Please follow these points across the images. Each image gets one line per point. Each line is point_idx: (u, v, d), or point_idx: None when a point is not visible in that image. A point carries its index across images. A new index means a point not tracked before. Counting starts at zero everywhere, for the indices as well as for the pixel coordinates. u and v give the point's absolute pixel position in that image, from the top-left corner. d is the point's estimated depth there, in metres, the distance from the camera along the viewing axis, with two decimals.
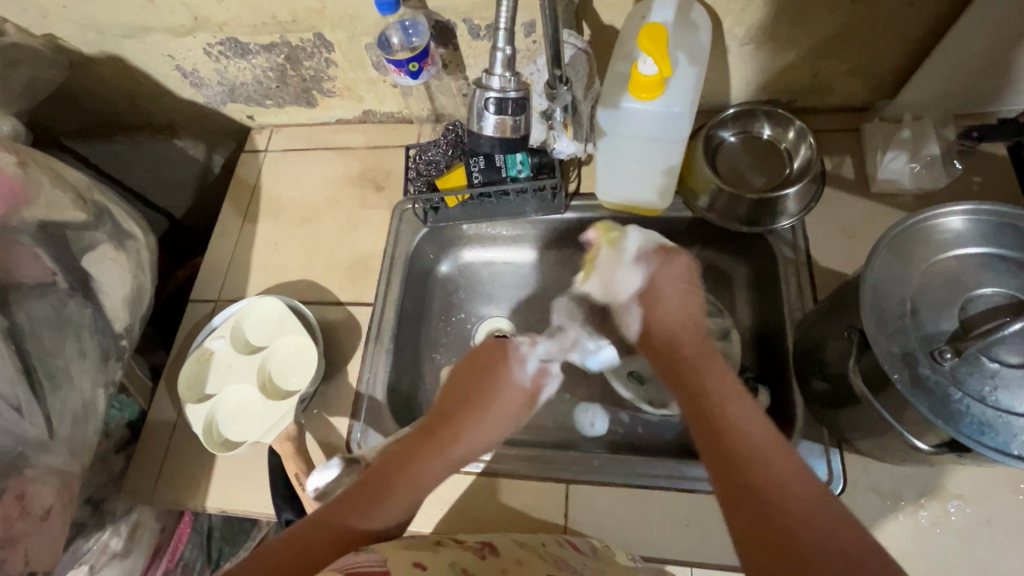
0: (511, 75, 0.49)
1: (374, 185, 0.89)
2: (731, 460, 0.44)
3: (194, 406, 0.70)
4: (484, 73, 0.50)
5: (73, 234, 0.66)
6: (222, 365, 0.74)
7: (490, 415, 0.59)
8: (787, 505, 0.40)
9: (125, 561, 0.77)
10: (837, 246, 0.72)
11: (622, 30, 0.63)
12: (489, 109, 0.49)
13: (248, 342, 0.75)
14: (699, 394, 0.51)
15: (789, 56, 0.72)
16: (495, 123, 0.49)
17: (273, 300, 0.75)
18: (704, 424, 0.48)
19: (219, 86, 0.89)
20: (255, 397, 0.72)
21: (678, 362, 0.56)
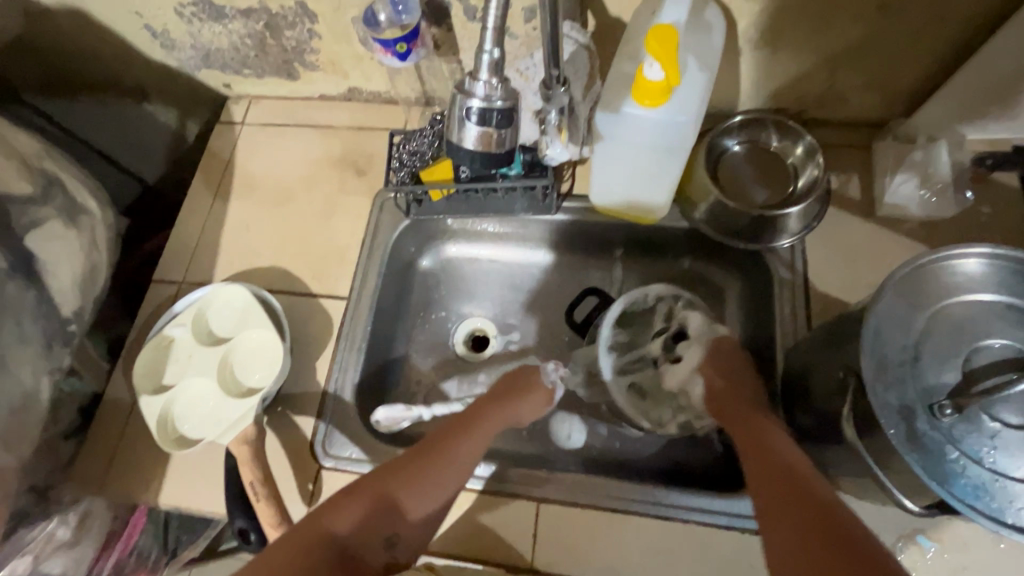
0: (498, 81, 0.44)
1: (356, 168, 0.83)
2: (797, 478, 0.50)
3: (149, 397, 0.66)
4: (467, 75, 0.45)
5: (17, 208, 0.61)
6: (182, 354, 0.69)
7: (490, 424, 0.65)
8: (838, 530, 0.45)
9: (73, 550, 0.74)
10: (837, 270, 0.68)
11: (629, 26, 0.58)
12: (472, 119, 0.45)
13: (211, 331, 0.71)
14: (755, 427, 0.57)
15: (803, 64, 0.68)
16: (477, 135, 0.46)
17: (240, 288, 0.70)
18: (753, 449, 0.55)
19: (193, 51, 0.83)
20: (216, 391, 0.68)
21: (739, 394, 0.62)
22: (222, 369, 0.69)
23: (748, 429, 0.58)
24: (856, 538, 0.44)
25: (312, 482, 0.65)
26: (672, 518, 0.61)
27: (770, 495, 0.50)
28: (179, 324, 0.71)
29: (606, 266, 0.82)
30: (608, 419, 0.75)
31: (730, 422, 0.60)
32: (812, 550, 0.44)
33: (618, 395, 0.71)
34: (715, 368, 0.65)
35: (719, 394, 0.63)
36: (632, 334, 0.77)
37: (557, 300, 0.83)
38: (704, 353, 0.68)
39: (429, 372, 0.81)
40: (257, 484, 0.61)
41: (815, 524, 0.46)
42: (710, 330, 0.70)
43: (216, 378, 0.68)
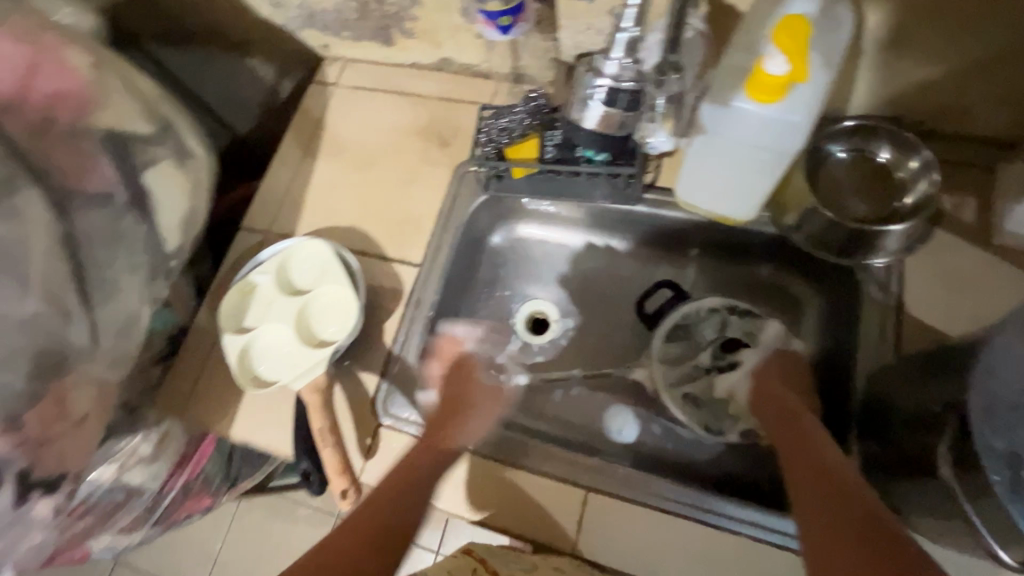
0: (631, 62, 0.46)
1: (440, 139, 0.84)
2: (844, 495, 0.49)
3: (232, 336, 0.71)
4: (602, 54, 0.48)
5: (137, 146, 0.65)
6: (262, 301, 0.74)
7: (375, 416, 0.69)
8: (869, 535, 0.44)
9: (151, 466, 0.80)
10: (937, 298, 0.63)
11: (748, 15, 0.55)
12: (597, 98, 0.50)
13: (290, 282, 0.74)
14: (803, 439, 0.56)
15: (932, 71, 0.62)
16: (599, 114, 0.48)
17: (323, 244, 0.73)
18: (798, 457, 0.54)
19: (298, 10, 0.86)
20: (292, 339, 0.71)
21: (791, 407, 0.60)
22: (298, 319, 0.72)
23: (796, 443, 0.56)
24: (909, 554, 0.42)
25: (371, 436, 0.69)
26: (722, 528, 0.59)
27: (810, 506, 0.49)
28: (263, 272, 0.75)
29: (679, 263, 0.80)
30: (663, 417, 0.73)
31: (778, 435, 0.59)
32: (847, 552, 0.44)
33: (670, 402, 0.70)
34: (768, 385, 0.65)
35: (770, 409, 0.62)
36: (684, 348, 0.74)
37: (623, 293, 0.81)
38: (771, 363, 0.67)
39: (488, 346, 0.82)
40: (327, 433, 0.65)
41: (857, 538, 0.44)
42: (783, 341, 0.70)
43: (293, 327, 0.72)
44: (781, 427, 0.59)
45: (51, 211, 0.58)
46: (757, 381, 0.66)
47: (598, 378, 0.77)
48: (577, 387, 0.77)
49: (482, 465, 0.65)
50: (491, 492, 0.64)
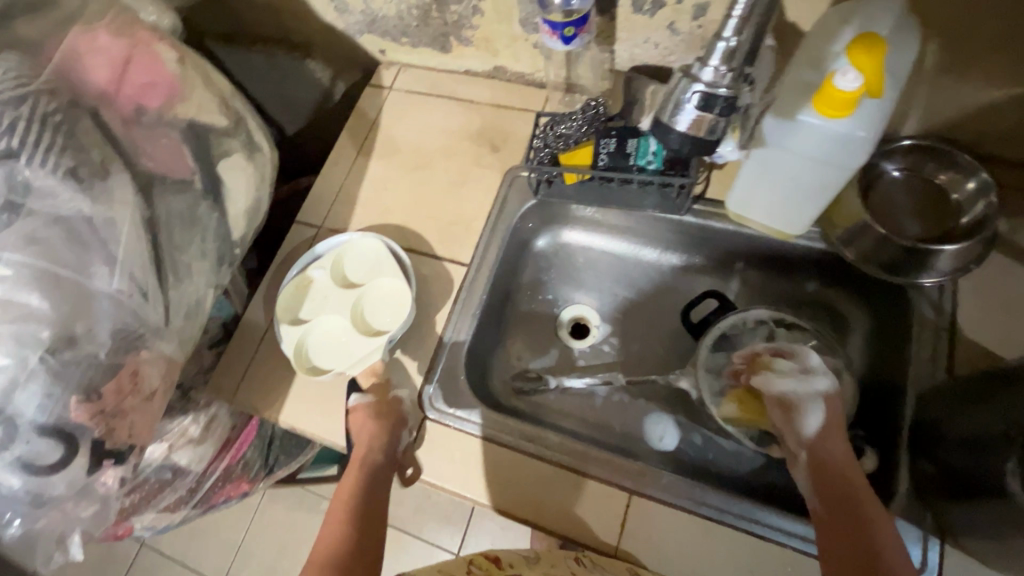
0: (729, 69, 0.44)
1: (491, 144, 0.86)
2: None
3: (291, 327, 0.73)
4: (697, 60, 0.45)
5: (214, 138, 0.69)
6: (318, 293, 0.76)
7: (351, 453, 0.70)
8: None
9: (199, 448, 0.83)
10: (992, 320, 0.63)
11: (814, 31, 0.57)
12: (693, 102, 0.46)
13: (344, 275, 0.77)
14: (870, 556, 0.50)
15: (995, 94, 0.63)
16: (691, 119, 0.47)
17: (375, 237, 0.76)
18: (839, 509, 0.54)
19: (361, 16, 0.89)
20: (349, 330, 0.74)
21: (861, 505, 0.53)
22: (354, 311, 0.74)
23: (857, 557, 0.50)
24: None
25: (416, 428, 0.70)
26: (768, 539, 0.60)
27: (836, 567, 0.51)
28: (317, 265, 0.77)
29: (723, 275, 0.81)
30: (704, 426, 0.73)
31: (842, 542, 0.52)
32: None
33: (714, 408, 0.70)
34: (829, 464, 0.57)
35: (833, 491, 0.55)
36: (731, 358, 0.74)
37: (667, 302, 0.82)
38: (823, 416, 0.60)
39: (530, 348, 0.83)
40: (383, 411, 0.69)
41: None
42: (808, 374, 0.63)
43: (349, 318, 0.74)
44: (848, 534, 0.52)
45: (136, 194, 0.61)
46: (815, 448, 0.59)
47: (639, 386, 0.78)
48: (618, 392, 0.78)
49: (526, 464, 0.66)
50: (528, 493, 0.65)
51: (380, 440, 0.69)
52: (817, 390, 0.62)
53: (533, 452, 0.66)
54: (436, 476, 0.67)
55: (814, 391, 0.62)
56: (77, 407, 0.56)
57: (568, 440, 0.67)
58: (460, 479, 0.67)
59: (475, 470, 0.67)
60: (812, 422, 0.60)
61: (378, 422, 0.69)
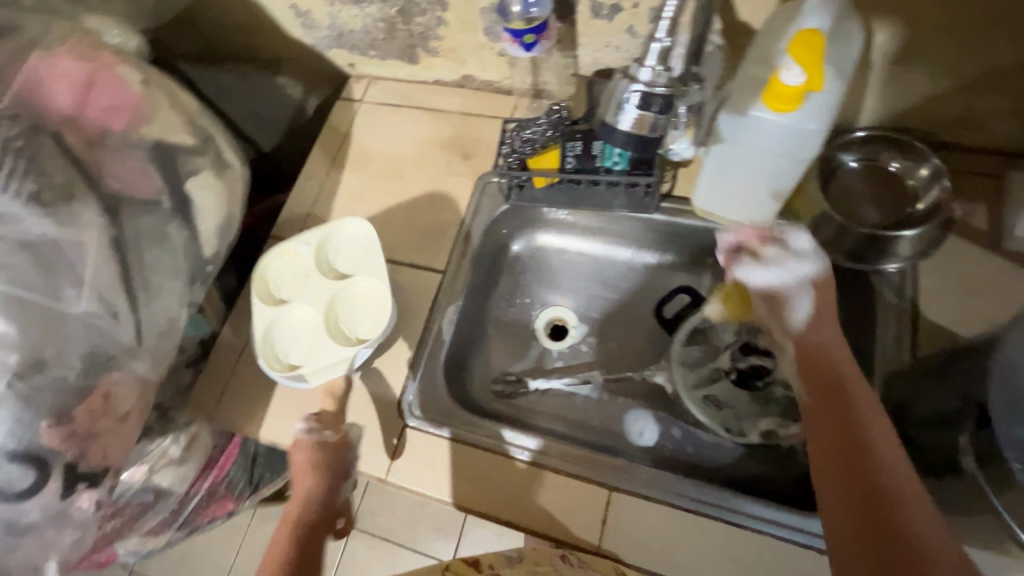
0: (662, 69, 0.49)
1: (463, 152, 0.87)
2: (898, 528, 0.41)
3: (265, 306, 0.73)
4: (635, 63, 0.51)
5: (182, 157, 0.69)
6: (299, 273, 0.76)
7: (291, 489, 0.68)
8: (874, 490, 0.44)
9: (180, 468, 0.82)
10: (952, 301, 0.65)
11: (762, 30, 0.59)
12: (633, 101, 0.51)
13: (330, 263, 0.76)
14: (847, 432, 0.48)
15: (942, 84, 0.65)
16: (633, 116, 0.51)
17: (367, 229, 0.75)
18: (824, 394, 0.52)
19: (328, 30, 0.90)
20: (318, 325, 0.74)
21: (849, 394, 0.51)
22: (329, 308, 0.74)
23: (842, 434, 0.48)
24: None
25: (397, 437, 0.70)
26: (747, 528, 0.60)
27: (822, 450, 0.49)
28: (306, 243, 0.76)
29: (696, 271, 0.82)
30: (682, 420, 0.74)
31: (827, 431, 0.49)
32: (851, 508, 0.44)
33: (689, 402, 0.73)
34: (817, 353, 0.55)
35: (820, 379, 0.53)
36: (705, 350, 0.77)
37: (641, 300, 0.83)
38: (811, 301, 0.58)
39: (509, 352, 0.83)
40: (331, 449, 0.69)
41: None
42: (796, 258, 0.61)
43: (322, 313, 0.74)
44: (834, 424, 0.49)
45: (103, 216, 0.61)
46: (803, 341, 0.57)
47: (618, 383, 0.78)
48: (597, 391, 0.78)
49: (507, 466, 0.67)
50: (511, 496, 0.65)
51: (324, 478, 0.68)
52: (797, 276, 0.60)
53: (513, 454, 0.67)
54: (417, 483, 0.68)
55: (797, 278, 0.60)
56: (47, 432, 0.56)
57: (549, 441, 0.67)
58: (442, 484, 0.67)
59: (456, 476, 0.67)
60: (800, 311, 0.59)
61: (320, 453, 0.68)
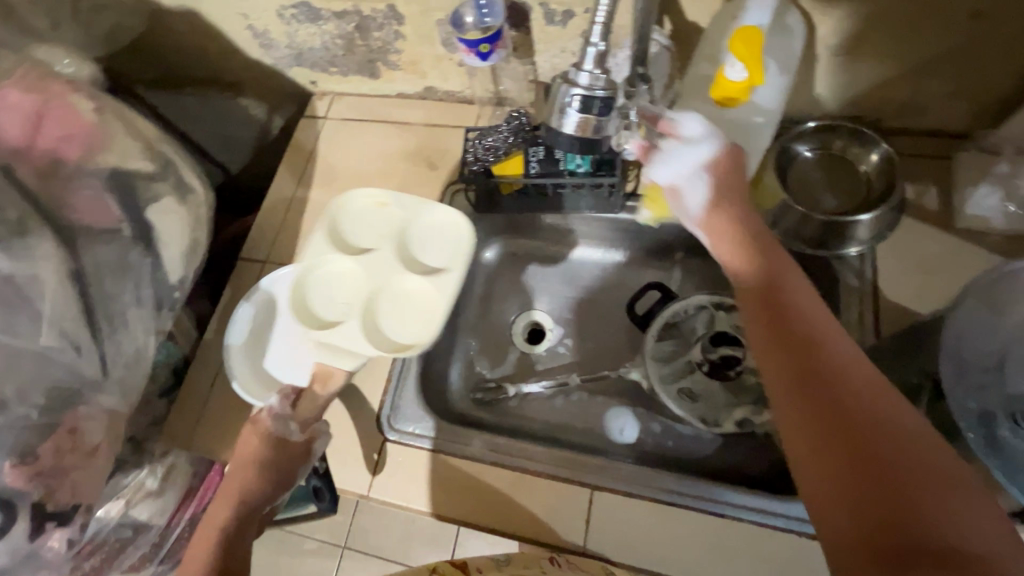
0: (601, 72, 0.44)
1: (429, 163, 0.88)
2: (868, 432, 0.38)
3: (330, 251, 0.72)
4: (573, 65, 0.45)
5: (141, 184, 0.68)
6: (364, 228, 0.74)
7: (227, 477, 0.64)
8: (833, 383, 0.41)
9: (157, 502, 0.77)
10: (910, 281, 0.67)
11: (708, 30, 0.62)
12: (574, 106, 0.46)
13: (401, 237, 0.73)
14: (790, 332, 0.45)
15: (884, 72, 0.67)
16: (577, 121, 0.46)
17: (465, 227, 0.70)
18: (760, 294, 0.48)
19: (287, 49, 0.90)
20: (361, 301, 0.70)
21: (787, 300, 0.47)
22: (378, 291, 0.71)
23: (787, 333, 0.45)
24: (974, 559, 0.32)
25: (377, 452, 0.70)
26: (728, 516, 0.61)
27: (769, 355, 0.45)
28: (401, 204, 0.73)
29: (666, 266, 0.83)
30: (662, 415, 0.75)
31: (774, 347, 0.45)
32: (812, 408, 0.40)
33: (666, 397, 0.72)
34: (751, 260, 0.51)
35: (752, 278, 0.50)
36: (677, 344, 0.76)
37: (615, 298, 0.84)
38: (705, 191, 0.55)
39: (487, 358, 0.83)
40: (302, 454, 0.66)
41: (885, 527, 0.34)
42: (688, 149, 0.55)
43: (371, 293, 0.70)
44: (780, 335, 0.45)
45: (60, 248, 0.60)
46: (733, 255, 0.52)
47: (597, 383, 0.79)
48: (577, 391, 0.79)
49: (489, 474, 0.67)
50: (494, 504, 0.65)
51: (275, 474, 0.64)
52: (694, 164, 0.56)
53: (497, 462, 0.67)
54: (399, 496, 0.68)
55: (693, 168, 0.56)
56: (12, 472, 0.55)
57: (529, 446, 0.67)
58: (425, 496, 0.67)
59: (437, 487, 0.67)
60: (692, 203, 0.56)
61: (275, 453, 0.65)
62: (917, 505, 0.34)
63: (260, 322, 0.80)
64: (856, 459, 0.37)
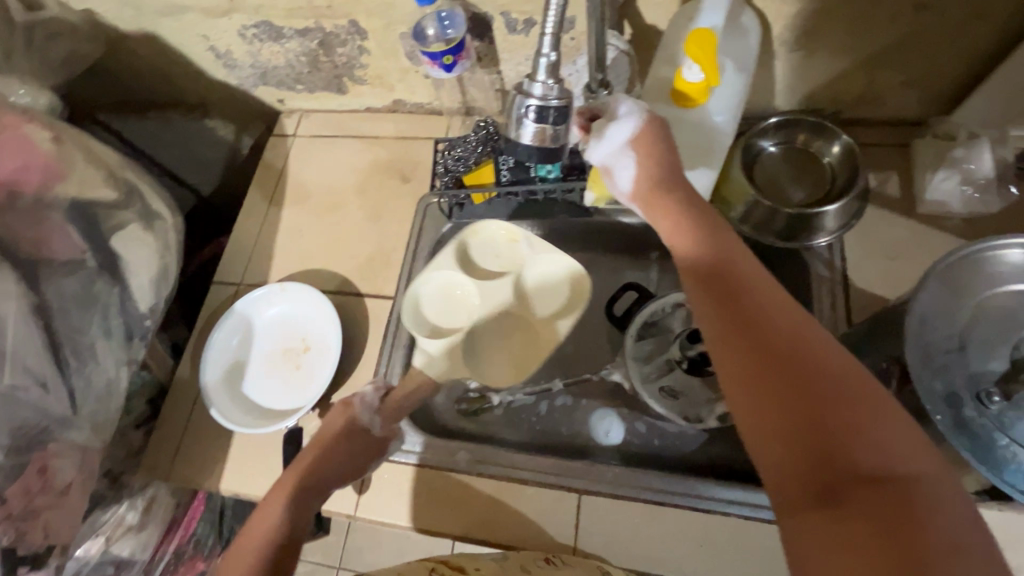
0: (555, 82, 0.43)
1: (401, 176, 0.88)
2: (798, 365, 0.35)
3: (446, 265, 0.75)
4: (526, 76, 0.44)
5: (104, 213, 0.67)
6: (481, 259, 0.77)
7: (311, 448, 0.66)
8: (790, 355, 0.36)
9: (140, 534, 0.79)
10: (878, 268, 0.69)
11: (667, 31, 0.62)
12: (530, 117, 0.44)
13: (521, 269, 0.76)
14: (740, 305, 0.41)
15: (840, 65, 0.69)
16: (534, 132, 0.45)
17: (584, 280, 0.74)
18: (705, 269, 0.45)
19: (251, 69, 0.89)
20: (471, 321, 0.76)
21: (732, 270, 0.44)
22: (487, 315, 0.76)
23: (733, 305, 0.41)
24: (903, 480, 0.30)
25: (362, 471, 0.69)
26: (715, 511, 0.61)
27: (718, 331, 0.40)
28: (529, 241, 0.75)
29: (643, 266, 0.84)
30: (646, 414, 0.75)
31: (705, 299, 0.43)
32: (766, 385, 0.36)
33: (647, 396, 0.73)
34: (679, 225, 0.50)
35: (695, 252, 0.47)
36: (656, 343, 0.77)
37: (594, 301, 0.84)
38: (635, 169, 0.54)
39: None
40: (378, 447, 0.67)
41: (818, 459, 0.33)
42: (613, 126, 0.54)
43: (480, 315, 0.76)
44: (712, 287, 0.43)
45: (20, 284, 0.59)
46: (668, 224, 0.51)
47: (580, 386, 0.79)
48: (561, 396, 0.78)
49: (477, 486, 0.66)
50: (483, 515, 0.65)
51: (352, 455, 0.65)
52: (616, 144, 0.54)
53: (485, 473, 0.67)
54: (388, 514, 0.67)
55: (619, 147, 0.54)
56: None
57: (516, 454, 0.67)
58: (413, 512, 0.66)
59: (425, 502, 0.67)
60: (623, 181, 0.56)
61: (357, 434, 0.66)
62: (842, 430, 0.32)
63: (238, 345, 0.79)
64: (819, 438, 0.33)
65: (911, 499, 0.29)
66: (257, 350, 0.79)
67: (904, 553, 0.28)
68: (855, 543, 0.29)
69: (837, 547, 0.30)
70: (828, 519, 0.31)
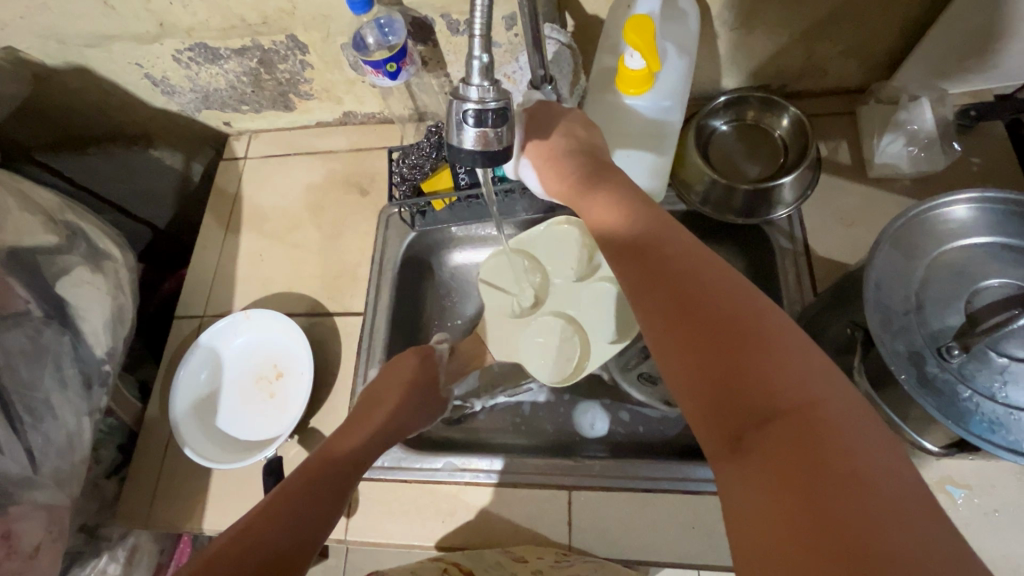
0: (491, 83, 0.40)
1: (359, 189, 0.86)
2: (704, 318, 0.36)
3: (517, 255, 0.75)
4: (460, 81, 0.41)
5: (45, 259, 0.64)
6: (552, 259, 0.75)
7: (356, 411, 0.65)
8: (696, 304, 0.37)
9: None
10: (836, 235, 0.70)
11: (608, 22, 0.63)
12: (468, 122, 0.41)
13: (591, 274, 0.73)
14: (650, 262, 0.41)
15: (781, 40, 0.70)
16: (475, 137, 0.41)
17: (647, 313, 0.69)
18: (619, 230, 0.45)
19: (192, 93, 0.86)
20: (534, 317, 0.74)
21: (641, 226, 0.44)
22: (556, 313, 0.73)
23: (644, 262, 0.42)
24: (805, 412, 0.31)
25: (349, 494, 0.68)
26: (702, 492, 0.62)
27: (636, 291, 0.41)
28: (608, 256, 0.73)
29: None
30: (628, 402, 0.75)
31: (621, 267, 0.44)
32: (679, 336, 0.37)
33: (627, 385, 0.73)
34: (593, 189, 0.49)
35: (609, 213, 0.47)
36: None
37: None
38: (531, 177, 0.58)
39: None
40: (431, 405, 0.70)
41: (729, 401, 0.34)
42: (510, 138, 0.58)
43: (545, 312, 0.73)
44: (627, 252, 0.44)
45: None
46: (581, 190, 0.51)
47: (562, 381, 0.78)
48: (543, 394, 0.78)
49: (467, 497, 0.66)
50: (477, 526, 0.64)
51: (393, 422, 0.65)
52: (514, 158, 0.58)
53: (478, 480, 0.66)
54: (379, 534, 0.66)
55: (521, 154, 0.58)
56: None
57: (506, 458, 0.66)
58: (406, 528, 0.65)
59: (416, 517, 0.66)
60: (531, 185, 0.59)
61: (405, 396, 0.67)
62: (747, 374, 0.33)
63: (207, 380, 0.76)
64: (726, 380, 0.34)
65: (811, 425, 0.30)
66: (227, 383, 0.76)
67: (809, 482, 0.29)
68: (766, 482, 0.30)
69: (749, 488, 0.31)
70: (739, 461, 0.32)
